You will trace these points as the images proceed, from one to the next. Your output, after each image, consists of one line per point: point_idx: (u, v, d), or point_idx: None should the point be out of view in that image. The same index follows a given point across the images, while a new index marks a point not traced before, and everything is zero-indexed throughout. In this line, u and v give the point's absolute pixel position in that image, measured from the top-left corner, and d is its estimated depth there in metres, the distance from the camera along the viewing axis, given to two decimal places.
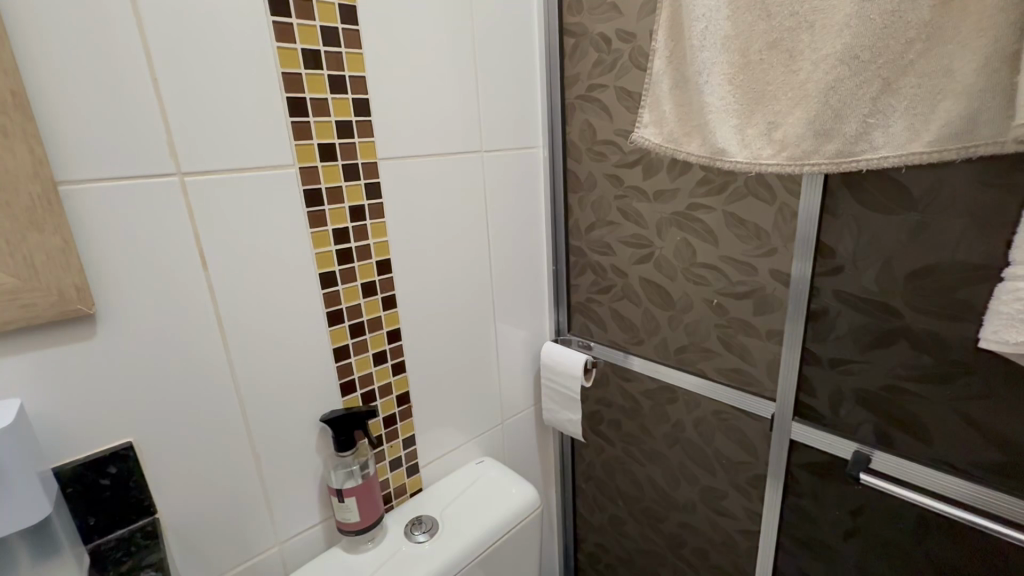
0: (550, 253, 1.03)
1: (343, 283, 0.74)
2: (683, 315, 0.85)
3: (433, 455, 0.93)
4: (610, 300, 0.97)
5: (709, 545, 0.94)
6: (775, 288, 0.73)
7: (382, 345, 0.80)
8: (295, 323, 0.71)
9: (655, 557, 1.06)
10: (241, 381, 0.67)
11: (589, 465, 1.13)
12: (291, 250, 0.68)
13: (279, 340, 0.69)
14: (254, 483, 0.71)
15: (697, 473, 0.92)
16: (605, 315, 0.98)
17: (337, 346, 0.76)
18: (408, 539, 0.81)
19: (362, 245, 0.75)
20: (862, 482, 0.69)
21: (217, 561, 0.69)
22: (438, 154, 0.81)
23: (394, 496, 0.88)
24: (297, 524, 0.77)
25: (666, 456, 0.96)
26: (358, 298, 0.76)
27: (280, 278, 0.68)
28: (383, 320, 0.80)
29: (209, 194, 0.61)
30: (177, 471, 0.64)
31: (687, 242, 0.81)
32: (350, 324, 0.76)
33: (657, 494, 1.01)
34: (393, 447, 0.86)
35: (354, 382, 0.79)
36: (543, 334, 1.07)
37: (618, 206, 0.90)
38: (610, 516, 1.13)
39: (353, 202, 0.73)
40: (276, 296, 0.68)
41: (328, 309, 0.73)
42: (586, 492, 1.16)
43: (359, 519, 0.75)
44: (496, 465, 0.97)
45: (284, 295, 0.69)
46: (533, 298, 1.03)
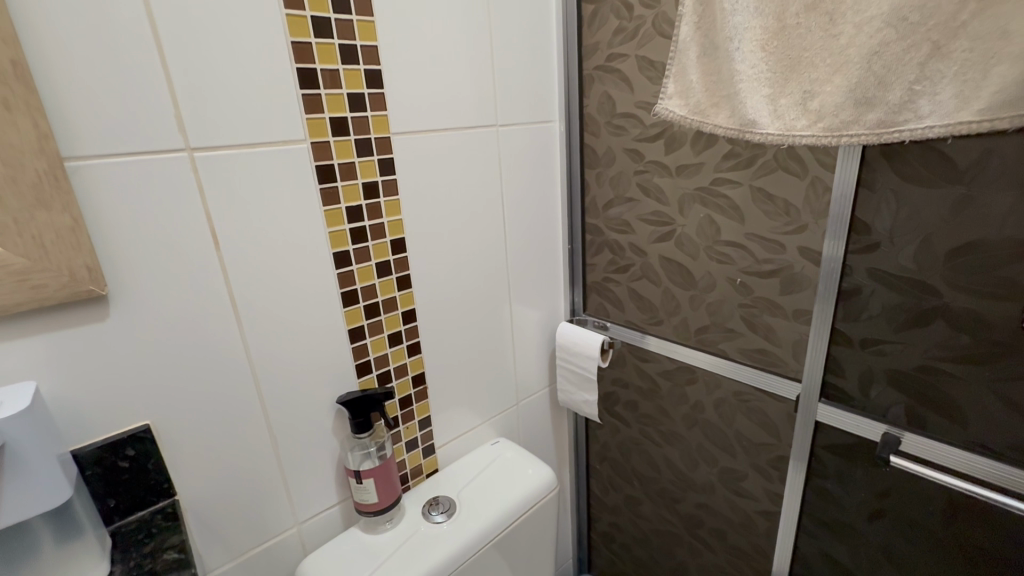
0: (566, 231, 1.01)
1: (358, 263, 0.72)
2: (704, 294, 0.83)
3: (449, 436, 0.92)
4: (627, 279, 0.95)
5: (727, 524, 0.94)
6: (804, 266, 0.71)
7: (397, 326, 0.79)
8: (310, 303, 0.69)
9: (671, 535, 1.06)
10: (257, 362, 0.66)
11: (604, 445, 1.13)
12: (303, 228, 0.66)
13: (294, 321, 0.68)
14: (273, 464, 0.70)
15: (716, 454, 0.91)
16: (623, 295, 0.96)
17: (352, 326, 0.74)
18: (426, 519, 0.81)
19: (377, 224, 0.73)
20: (892, 464, 0.67)
21: (239, 541, 0.69)
22: (452, 129, 0.78)
23: (411, 476, 0.88)
24: (317, 504, 0.77)
25: (684, 437, 0.95)
26: (373, 278, 0.74)
27: (293, 257, 0.66)
28: (398, 301, 0.78)
29: (218, 171, 0.58)
30: (195, 453, 0.63)
31: (711, 219, 0.79)
32: (365, 305, 0.75)
33: (675, 474, 1.00)
34: (409, 428, 0.85)
35: (370, 363, 0.77)
36: (558, 314, 1.06)
37: (638, 182, 0.87)
38: (625, 496, 1.13)
39: (367, 178, 0.70)
40: (291, 274, 0.66)
41: (343, 290, 0.72)
42: (601, 472, 1.16)
43: (377, 500, 0.75)
44: (511, 446, 0.97)
45: (299, 274, 0.67)
46: (548, 278, 1.01)
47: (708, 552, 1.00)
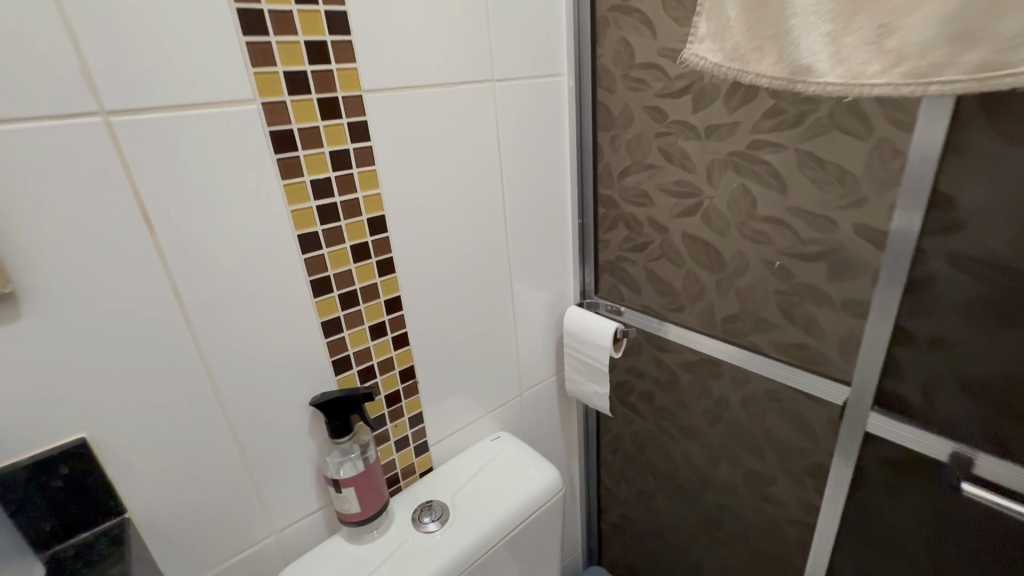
0: (576, 204, 0.89)
1: (329, 246, 0.62)
2: (735, 278, 0.72)
3: (445, 432, 0.84)
4: (645, 259, 0.83)
5: (750, 529, 0.86)
6: (860, 248, 0.59)
7: (380, 316, 0.70)
8: (276, 293, 0.60)
9: (688, 534, 0.99)
10: (213, 363, 0.57)
11: (616, 436, 1.04)
12: (260, 207, 0.56)
13: (256, 316, 0.59)
14: (240, 474, 0.63)
15: (741, 455, 0.82)
16: (639, 277, 0.85)
17: (326, 319, 0.65)
18: (416, 527, 0.73)
19: (350, 200, 0.62)
20: (964, 493, 0.57)
21: (206, 557, 0.63)
22: (439, 86, 0.66)
23: (402, 477, 0.80)
24: (295, 511, 0.70)
25: (705, 435, 0.86)
26: (349, 263, 0.65)
27: (250, 241, 0.56)
28: (379, 288, 0.68)
29: (144, 140, 0.48)
30: (146, 466, 0.56)
31: (745, 190, 0.67)
32: (341, 294, 0.65)
33: (694, 473, 0.91)
34: (398, 427, 0.77)
35: (350, 358, 0.69)
36: (567, 297, 0.95)
37: (659, 147, 0.74)
38: (638, 490, 1.05)
39: (336, 146, 0.59)
40: (246, 262, 0.57)
41: (313, 278, 0.62)
42: (612, 464, 1.08)
43: (359, 510, 0.68)
44: (512, 442, 0.88)
45: (259, 262, 0.57)
46: (555, 257, 0.90)
47: (728, 555, 0.92)
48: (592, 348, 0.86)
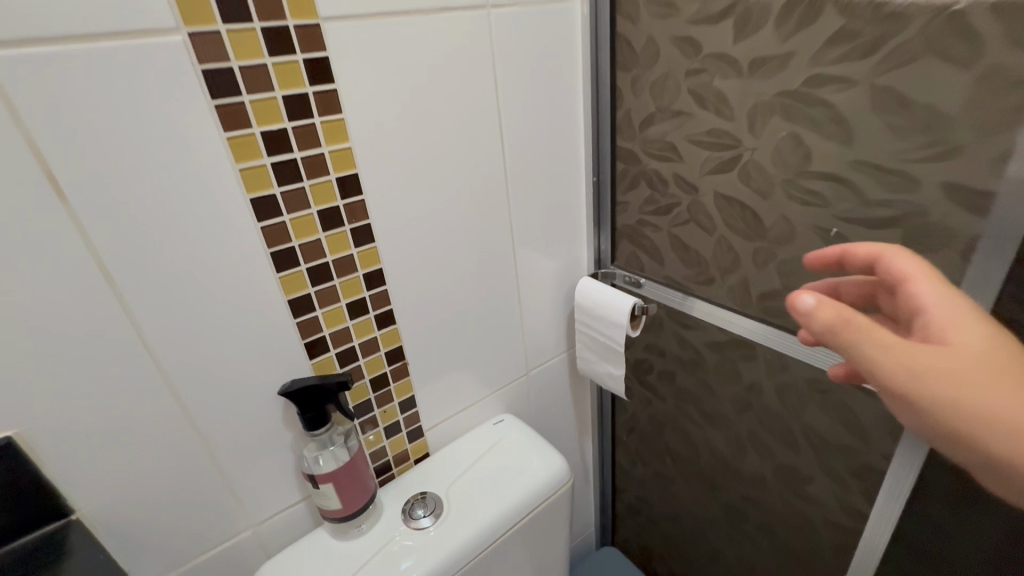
0: (591, 159, 0.77)
1: (291, 212, 0.53)
2: (777, 247, 0.60)
3: (441, 416, 0.77)
4: (669, 223, 0.71)
5: (779, 525, 0.77)
6: (946, 212, 0.47)
7: (358, 293, 0.61)
8: (223, 270, 0.51)
9: (707, 523, 0.91)
10: (159, 350, 0.50)
11: (632, 417, 0.95)
12: (192, 166, 0.46)
13: (203, 296, 0.51)
14: (204, 467, 0.56)
15: (774, 448, 0.72)
16: (661, 244, 0.74)
17: (294, 297, 0.56)
18: (408, 522, 0.67)
19: (313, 156, 0.52)
20: None
21: (172, 555, 0.57)
22: (420, 13, 0.54)
23: (394, 464, 0.74)
24: (274, 504, 0.64)
25: (732, 423, 0.76)
26: (317, 232, 0.55)
27: (186, 209, 0.47)
28: (355, 260, 0.59)
29: (34, 79, 0.38)
30: (89, 465, 0.49)
31: (795, 139, 0.54)
32: (310, 268, 0.56)
33: (718, 462, 0.82)
34: (387, 412, 0.70)
35: (326, 340, 0.60)
36: (580, 266, 0.84)
37: (690, 87, 0.62)
38: (655, 474, 0.97)
39: (289, 89, 0.49)
40: (185, 233, 0.48)
41: (274, 250, 0.53)
42: (628, 445, 1.00)
43: (342, 507, 0.62)
44: (515, 427, 0.80)
45: (199, 233, 0.48)
46: (566, 221, 0.79)
47: (752, 550, 0.84)
48: (607, 325, 0.76)
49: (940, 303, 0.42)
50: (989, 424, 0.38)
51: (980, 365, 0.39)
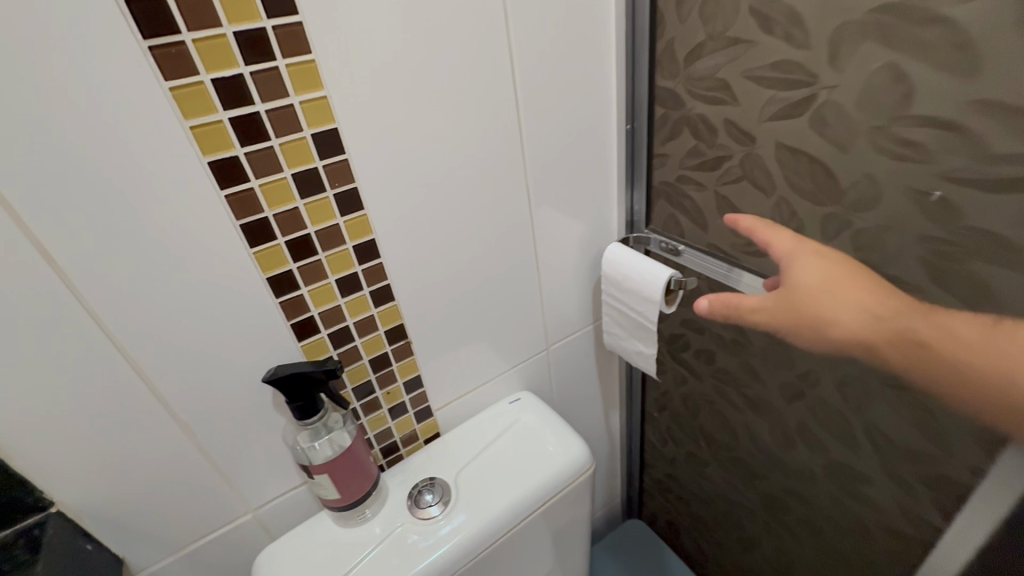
0: (624, 103, 0.65)
1: (260, 177, 0.46)
2: (853, 213, 0.49)
3: (453, 395, 0.71)
4: (715, 181, 0.60)
5: (826, 521, 0.70)
6: None
7: (349, 267, 0.54)
8: (180, 251, 0.45)
9: (743, 508, 0.84)
10: (122, 336, 0.45)
11: (663, 393, 0.87)
12: (125, 131, 0.39)
13: (162, 280, 0.45)
14: (191, 455, 0.53)
15: (827, 442, 0.63)
16: (704, 206, 0.63)
17: (273, 274, 0.50)
18: (414, 511, 0.63)
19: (280, 108, 0.44)
20: None
21: (166, 542, 0.55)
22: None
23: (402, 445, 0.70)
24: (273, 488, 0.61)
25: (779, 410, 0.67)
26: (294, 200, 0.48)
27: (127, 182, 0.41)
28: (343, 231, 0.52)
29: None
30: (63, 457, 0.46)
31: (890, 73, 0.42)
32: (289, 241, 0.49)
33: (759, 449, 0.74)
34: (392, 393, 0.64)
35: (315, 320, 0.54)
36: (609, 229, 0.74)
37: (752, 6, 0.48)
38: (687, 453, 0.90)
39: (241, 24, 0.40)
40: (130, 210, 0.42)
41: (244, 222, 0.46)
42: (659, 422, 0.93)
43: (341, 497, 0.58)
44: (533, 407, 0.74)
45: (146, 208, 0.42)
46: (593, 178, 0.68)
47: (793, 541, 0.78)
48: (635, 300, 0.67)
49: (785, 248, 0.49)
50: (847, 332, 0.45)
51: (818, 292, 0.46)
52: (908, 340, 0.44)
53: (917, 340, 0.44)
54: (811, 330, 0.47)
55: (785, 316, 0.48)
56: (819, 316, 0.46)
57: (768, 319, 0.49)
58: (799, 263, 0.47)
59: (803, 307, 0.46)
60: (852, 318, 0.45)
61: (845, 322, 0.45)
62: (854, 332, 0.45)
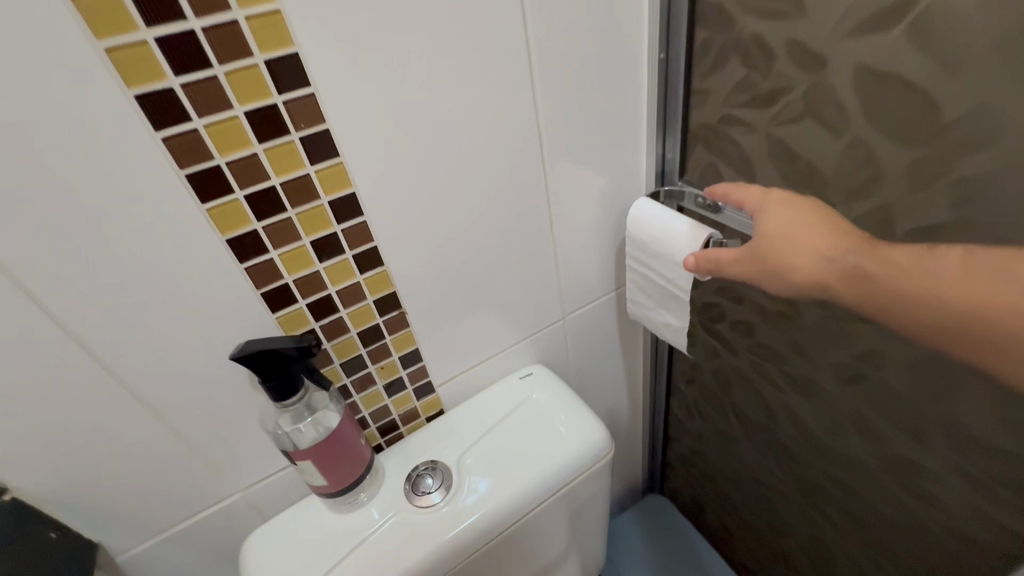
0: (659, 24, 0.53)
1: (205, 116, 0.37)
2: (953, 156, 0.38)
3: (456, 369, 0.64)
4: (769, 120, 0.49)
5: (876, 517, 0.62)
6: None
7: (327, 227, 0.46)
8: (118, 209, 0.38)
9: (777, 494, 0.77)
10: (62, 307, 0.39)
11: (693, 367, 0.79)
12: (23, 58, 0.31)
13: (100, 242, 0.38)
14: (160, 437, 0.48)
15: (886, 432, 0.54)
16: (752, 152, 0.52)
17: (235, 234, 0.43)
18: (411, 500, 0.57)
19: (223, 26, 0.35)
20: None
21: (144, 525, 0.52)
22: None
23: (402, 423, 0.64)
24: (258, 469, 0.56)
25: (829, 393, 0.58)
26: (251, 145, 0.40)
27: (38, 124, 0.33)
28: (315, 183, 0.44)
29: None
30: (10, 442, 0.42)
31: None
32: (250, 196, 0.42)
33: (801, 435, 0.66)
34: (386, 369, 0.58)
35: (289, 287, 0.47)
36: (637, 182, 0.64)
37: None
38: (717, 432, 0.82)
39: None
40: (48, 160, 0.35)
41: (192, 172, 0.39)
42: (686, 396, 0.85)
43: (330, 483, 0.53)
44: (546, 384, 0.67)
45: (67, 158, 0.35)
46: (618, 120, 0.58)
47: (834, 533, 0.70)
48: (664, 265, 0.57)
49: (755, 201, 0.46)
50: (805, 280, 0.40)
51: (780, 237, 0.41)
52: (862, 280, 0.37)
53: (875, 281, 0.37)
54: (773, 279, 0.42)
55: (752, 268, 0.44)
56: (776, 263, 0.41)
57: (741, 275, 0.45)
58: (766, 212, 0.43)
59: (763, 253, 0.42)
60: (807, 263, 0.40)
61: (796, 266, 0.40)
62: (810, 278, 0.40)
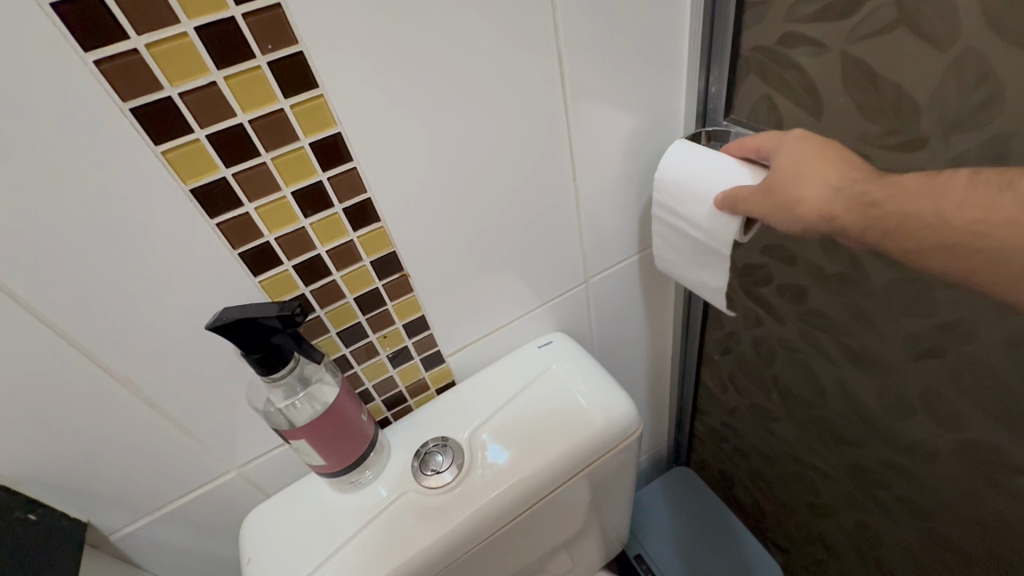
0: None
1: (147, 34, 0.30)
2: None
3: (467, 339, 0.58)
4: (846, 37, 0.40)
5: (940, 504, 0.56)
6: None
7: (311, 175, 0.40)
8: (49, 155, 0.32)
9: (818, 473, 0.71)
10: (13, 276, 0.34)
11: (730, 335, 0.71)
12: None
13: (45, 199, 0.33)
14: (144, 416, 0.44)
15: (969, 414, 0.47)
16: (820, 80, 0.43)
17: (201, 184, 0.36)
18: (420, 479, 0.52)
19: None
20: None
21: (137, 506, 0.48)
22: None
23: (410, 395, 0.59)
24: (255, 446, 0.52)
25: (898, 366, 0.51)
26: (209, 73, 0.33)
27: None
28: (292, 121, 0.37)
29: None
30: None
31: None
32: (214, 136, 0.35)
33: (855, 412, 0.59)
34: (390, 337, 0.52)
35: (272, 247, 0.41)
36: (673, 124, 0.55)
37: None
38: (754, 405, 0.76)
39: None
40: None
41: (140, 107, 0.32)
42: (720, 366, 0.78)
43: (330, 462, 0.48)
44: (567, 353, 0.61)
45: None
46: (654, 47, 0.48)
47: (884, 515, 0.64)
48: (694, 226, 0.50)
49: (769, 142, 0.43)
50: (814, 212, 0.39)
51: (793, 171, 0.40)
52: (869, 207, 0.37)
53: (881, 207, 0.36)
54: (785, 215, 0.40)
55: (760, 201, 0.41)
56: (787, 196, 0.40)
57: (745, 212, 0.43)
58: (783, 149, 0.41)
59: (772, 186, 0.40)
60: (820, 195, 0.38)
61: (808, 199, 0.39)
62: (821, 210, 0.38)
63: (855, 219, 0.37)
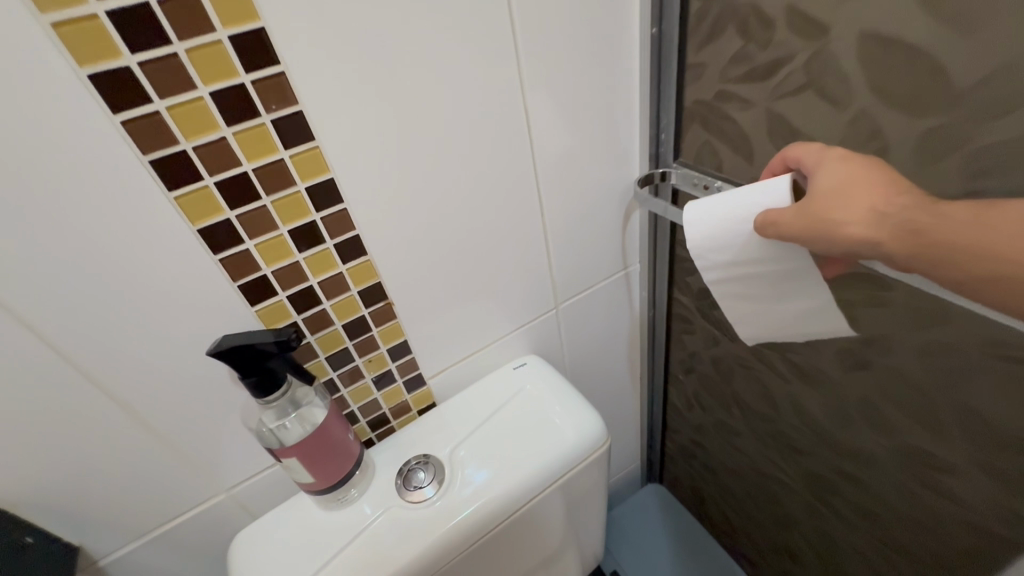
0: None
1: (168, 98, 0.35)
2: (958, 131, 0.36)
3: (447, 362, 0.62)
4: (767, 96, 0.47)
5: (883, 506, 0.61)
6: None
7: (306, 215, 0.44)
8: (69, 201, 0.36)
9: (778, 484, 0.76)
10: (34, 308, 0.38)
11: (691, 354, 0.77)
12: None
13: (68, 240, 0.37)
14: (142, 438, 0.47)
15: (896, 420, 0.53)
16: (749, 130, 0.50)
17: (207, 224, 0.41)
18: (404, 494, 0.55)
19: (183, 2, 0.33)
20: None
21: (130, 529, 0.50)
22: None
23: (393, 416, 0.62)
24: (246, 468, 0.54)
25: (834, 377, 0.57)
26: (219, 128, 0.38)
27: None
28: (290, 168, 0.42)
29: None
30: None
31: None
32: (222, 183, 0.40)
33: (803, 422, 0.65)
34: (375, 361, 0.56)
35: (268, 280, 0.45)
36: (630, 165, 0.62)
37: None
38: (716, 420, 0.81)
39: None
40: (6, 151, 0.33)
41: (157, 159, 0.37)
42: (684, 384, 0.83)
43: (317, 480, 0.51)
44: (541, 374, 0.65)
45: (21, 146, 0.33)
46: (608, 100, 0.55)
47: (837, 521, 0.70)
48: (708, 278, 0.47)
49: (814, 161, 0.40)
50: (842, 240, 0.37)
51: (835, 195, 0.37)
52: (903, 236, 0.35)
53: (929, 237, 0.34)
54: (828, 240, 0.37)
55: (796, 222, 0.38)
56: (830, 219, 0.37)
57: (779, 236, 0.39)
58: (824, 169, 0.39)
59: (812, 207, 0.37)
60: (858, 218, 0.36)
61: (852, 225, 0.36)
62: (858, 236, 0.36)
63: (903, 249, 0.35)
